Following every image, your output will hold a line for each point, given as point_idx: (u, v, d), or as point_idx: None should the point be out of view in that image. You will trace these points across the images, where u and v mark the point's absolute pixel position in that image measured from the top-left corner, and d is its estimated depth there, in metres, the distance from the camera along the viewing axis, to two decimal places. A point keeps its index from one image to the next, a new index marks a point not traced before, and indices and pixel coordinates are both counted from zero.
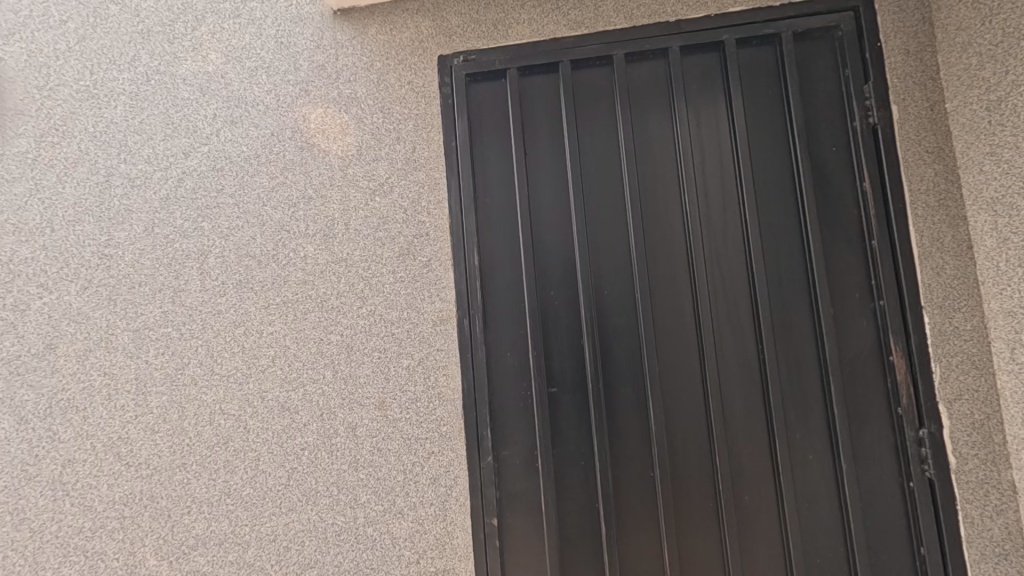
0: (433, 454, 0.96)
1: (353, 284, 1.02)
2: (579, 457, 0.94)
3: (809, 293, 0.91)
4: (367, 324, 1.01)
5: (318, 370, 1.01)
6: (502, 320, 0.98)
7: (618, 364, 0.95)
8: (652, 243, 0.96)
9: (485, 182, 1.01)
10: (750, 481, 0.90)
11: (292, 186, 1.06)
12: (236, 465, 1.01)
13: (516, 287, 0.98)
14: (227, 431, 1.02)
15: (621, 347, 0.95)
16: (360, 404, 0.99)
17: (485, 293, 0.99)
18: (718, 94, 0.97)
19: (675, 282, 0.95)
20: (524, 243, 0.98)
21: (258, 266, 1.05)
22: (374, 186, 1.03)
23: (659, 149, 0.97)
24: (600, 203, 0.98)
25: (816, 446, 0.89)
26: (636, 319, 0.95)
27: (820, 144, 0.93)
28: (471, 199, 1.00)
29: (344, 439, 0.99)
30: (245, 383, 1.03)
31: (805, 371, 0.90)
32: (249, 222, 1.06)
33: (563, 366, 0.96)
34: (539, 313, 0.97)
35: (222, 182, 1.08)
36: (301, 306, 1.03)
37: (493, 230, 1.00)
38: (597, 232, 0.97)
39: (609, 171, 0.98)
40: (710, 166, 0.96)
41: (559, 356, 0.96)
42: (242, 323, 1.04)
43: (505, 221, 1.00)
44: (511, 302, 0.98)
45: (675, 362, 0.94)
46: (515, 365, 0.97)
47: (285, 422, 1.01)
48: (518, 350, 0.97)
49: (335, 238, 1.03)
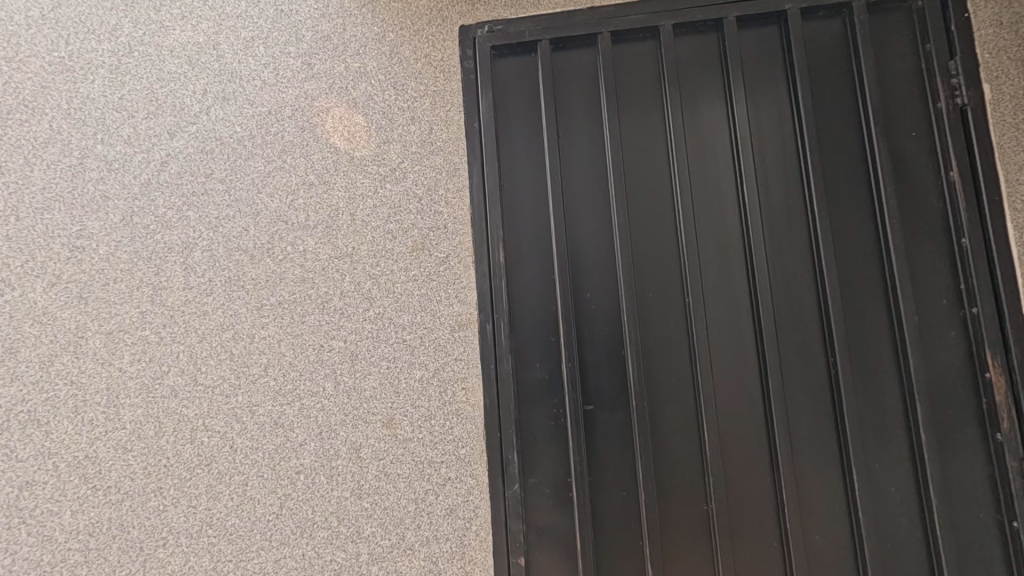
0: (449, 481, 0.83)
1: (359, 282, 0.89)
2: (618, 485, 0.82)
3: (888, 299, 0.79)
4: (375, 329, 0.88)
5: (316, 382, 0.88)
6: (530, 326, 0.86)
7: (665, 378, 0.82)
8: (703, 238, 0.84)
9: (511, 169, 0.89)
10: (819, 517, 0.78)
11: (291, 171, 0.93)
12: (220, 490, 0.88)
13: (546, 288, 0.86)
14: (211, 451, 0.89)
15: (668, 359, 0.83)
16: (365, 421, 0.86)
17: (512, 295, 0.87)
18: (779, 72, 0.85)
19: (730, 284, 0.83)
20: (556, 239, 0.85)
21: (250, 262, 0.92)
22: (384, 172, 0.91)
23: (711, 133, 0.85)
24: (644, 193, 0.86)
25: (897, 476, 0.77)
26: (684, 325, 0.83)
27: (897, 124, 0.82)
28: (495, 188, 0.88)
29: (346, 462, 0.86)
30: (233, 396, 0.90)
31: (884, 389, 0.78)
32: (241, 212, 0.93)
33: (601, 380, 0.83)
34: (574, 318, 0.84)
35: (211, 166, 0.95)
36: (298, 307, 0.90)
37: (521, 223, 0.88)
38: (639, 226, 0.85)
39: (654, 156, 0.86)
40: (770, 153, 0.84)
41: (596, 368, 0.83)
42: (231, 326, 0.91)
43: (535, 213, 0.88)
44: (541, 305, 0.86)
45: (731, 378, 0.81)
46: (546, 377, 0.85)
47: (278, 442, 0.87)
48: (549, 360, 0.85)
49: (339, 230, 0.91)
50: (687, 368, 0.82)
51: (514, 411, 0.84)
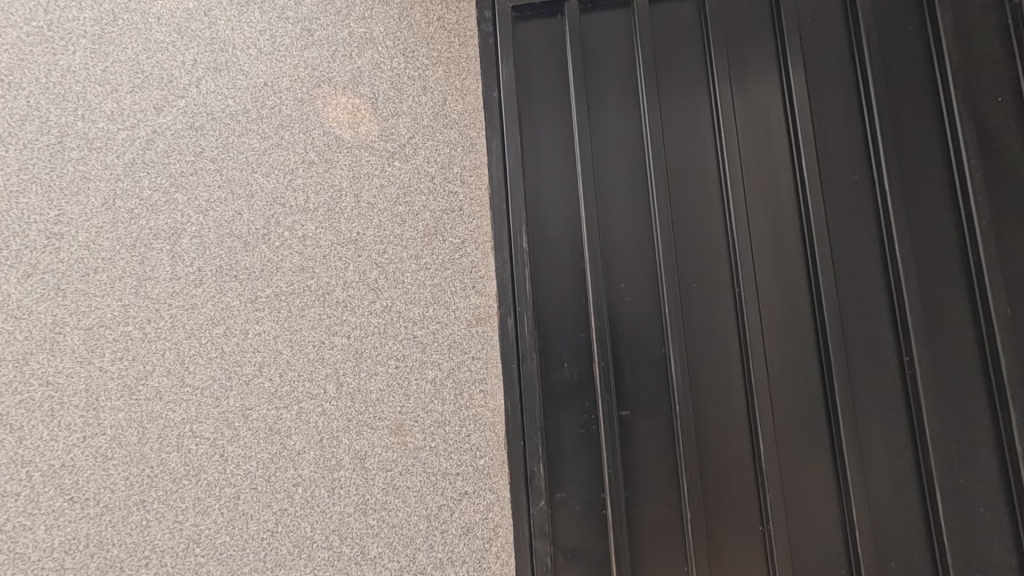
0: (466, 496, 0.74)
1: (364, 272, 0.80)
2: (658, 501, 0.72)
3: (972, 291, 0.69)
4: (382, 324, 0.78)
5: (316, 384, 0.78)
6: (557, 323, 0.76)
7: (712, 382, 0.72)
8: (756, 224, 0.73)
9: (535, 146, 0.79)
10: (897, 543, 0.67)
11: (289, 148, 0.84)
12: (209, 504, 0.78)
13: (576, 280, 0.76)
14: (200, 460, 0.79)
15: (715, 361, 0.73)
16: (371, 427, 0.76)
17: (536, 288, 0.77)
18: (842, 35, 0.75)
19: (788, 276, 0.72)
20: (587, 225, 0.76)
21: (243, 249, 0.82)
22: (392, 148, 0.81)
23: (763, 104, 0.75)
24: (686, 174, 0.76)
25: (990, 498, 0.66)
26: (735, 323, 0.73)
27: (988, 92, 0.70)
28: (517, 168, 0.78)
29: (349, 473, 0.76)
30: (224, 398, 0.80)
31: (970, 395, 0.68)
32: (234, 193, 0.84)
33: (638, 384, 0.74)
34: (607, 315, 0.74)
35: (201, 144, 0.86)
36: (296, 300, 0.81)
37: (547, 207, 0.78)
38: (681, 211, 0.75)
39: (697, 132, 0.76)
40: (831, 127, 0.74)
41: (634, 370, 0.74)
42: (222, 321, 0.82)
43: (562, 196, 0.78)
44: (569, 299, 0.76)
45: (789, 383, 0.71)
46: (576, 380, 0.75)
47: (274, 450, 0.78)
48: (579, 361, 0.75)
49: (341, 213, 0.81)
50: (738, 370, 0.72)
51: (539, 417, 0.74)
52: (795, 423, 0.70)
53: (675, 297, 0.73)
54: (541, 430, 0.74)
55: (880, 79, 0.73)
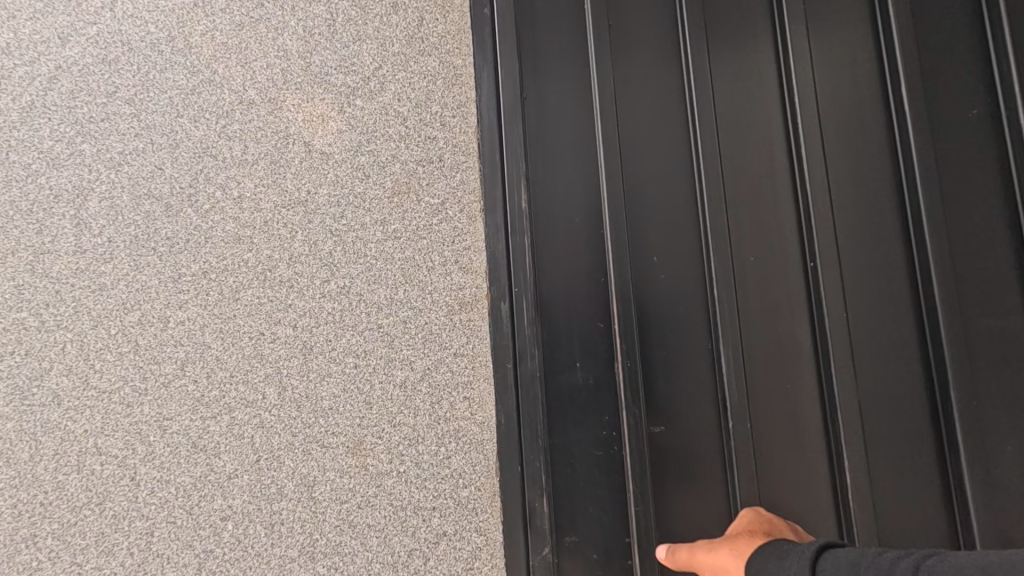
0: (444, 538, 0.56)
1: (316, 242, 0.61)
2: (701, 537, 0.56)
3: None
4: (338, 311, 0.60)
5: (252, 388, 0.60)
6: (567, 311, 0.58)
7: (776, 387, 0.58)
8: (821, 193, 0.61)
9: (540, 83, 0.61)
10: None
11: (223, 85, 0.65)
12: (116, 542, 0.60)
13: (594, 259, 0.59)
14: (105, 485, 0.61)
15: (778, 361, 0.59)
16: (321, 444, 0.58)
17: (538, 267, 0.59)
18: None
19: (858, 256, 0.61)
20: (615, 190, 0.60)
21: (164, 214, 0.64)
22: (354, 83, 0.63)
23: (826, 50, 0.63)
24: (738, 131, 0.62)
25: None
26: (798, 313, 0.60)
27: None
28: (518, 112, 0.60)
29: (293, 505, 0.58)
30: (137, 405, 0.62)
31: None
32: (154, 143, 0.66)
33: (681, 390, 0.58)
34: (641, 303, 0.59)
35: (116, 81, 0.67)
36: (230, 279, 0.63)
37: (556, 163, 0.60)
38: (733, 176, 0.61)
39: (748, 81, 0.63)
40: (910, 78, 0.62)
41: (671, 372, 0.58)
42: (136, 306, 0.64)
43: (574, 150, 0.60)
44: (584, 283, 0.59)
45: (868, 386, 0.59)
46: (592, 382, 0.57)
47: (198, 473, 0.60)
48: (597, 359, 0.58)
49: (288, 167, 0.63)
50: (804, 372, 0.59)
51: (543, 435, 0.57)
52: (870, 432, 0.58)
53: (728, 281, 0.59)
54: (545, 444, 0.56)
55: (947, 31, 0.63)
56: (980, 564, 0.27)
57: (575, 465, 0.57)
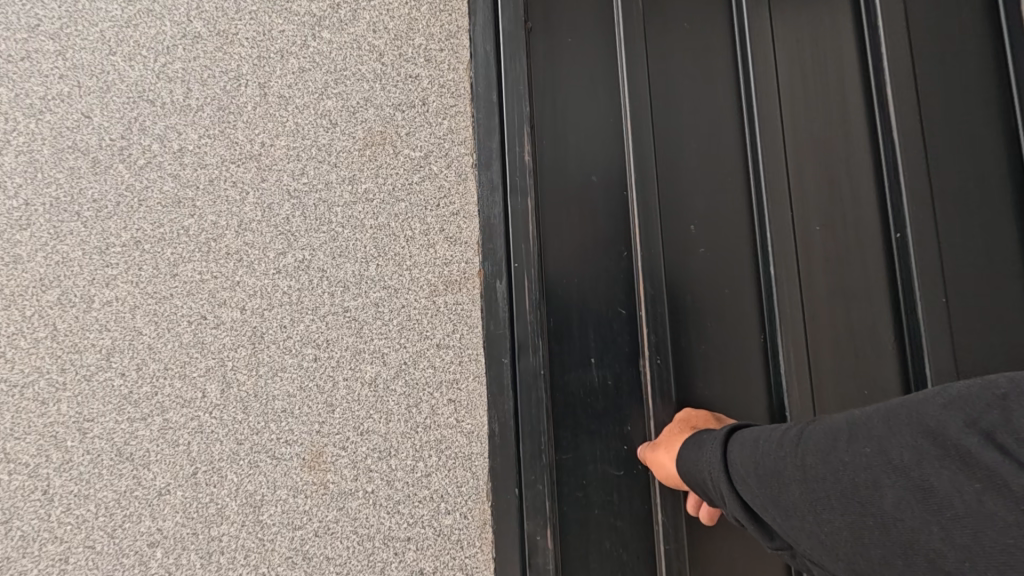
0: None
1: (270, 206, 0.50)
2: (740, 572, 0.47)
3: None
4: (296, 290, 0.49)
5: (191, 385, 0.49)
6: (583, 298, 0.48)
7: (840, 384, 0.48)
8: (916, 146, 0.48)
9: (547, 20, 0.50)
10: None
11: (163, 15, 0.54)
12: (23, 571, 0.49)
13: (616, 235, 0.49)
14: (11, 501, 0.50)
15: (847, 358, 0.49)
16: (271, 456, 0.47)
17: (546, 244, 0.48)
18: None
19: (963, 226, 0.48)
20: (646, 149, 0.49)
21: (91, 171, 0.53)
22: (321, 12, 0.51)
23: None
24: (797, 78, 0.51)
25: None
26: (875, 298, 0.49)
27: None
28: (519, 54, 0.49)
29: (237, 531, 0.47)
30: (52, 403, 0.51)
31: None
32: (81, 86, 0.54)
33: (725, 394, 0.48)
34: (676, 289, 0.49)
35: (38, 12, 0.56)
36: (166, 250, 0.51)
37: (569, 119, 0.50)
38: (792, 134, 0.50)
39: (813, 15, 0.51)
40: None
41: (707, 368, 0.48)
42: (56, 283, 0.52)
43: (589, 103, 0.50)
44: (603, 264, 0.49)
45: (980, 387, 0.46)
46: (610, 385, 0.48)
47: (122, 488, 0.49)
48: (618, 357, 0.48)
49: (239, 114, 0.51)
50: (884, 367, 0.49)
51: (545, 449, 0.46)
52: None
53: (787, 261, 0.49)
54: (552, 463, 0.46)
55: None
56: (846, 422, 0.30)
57: (588, 487, 0.47)
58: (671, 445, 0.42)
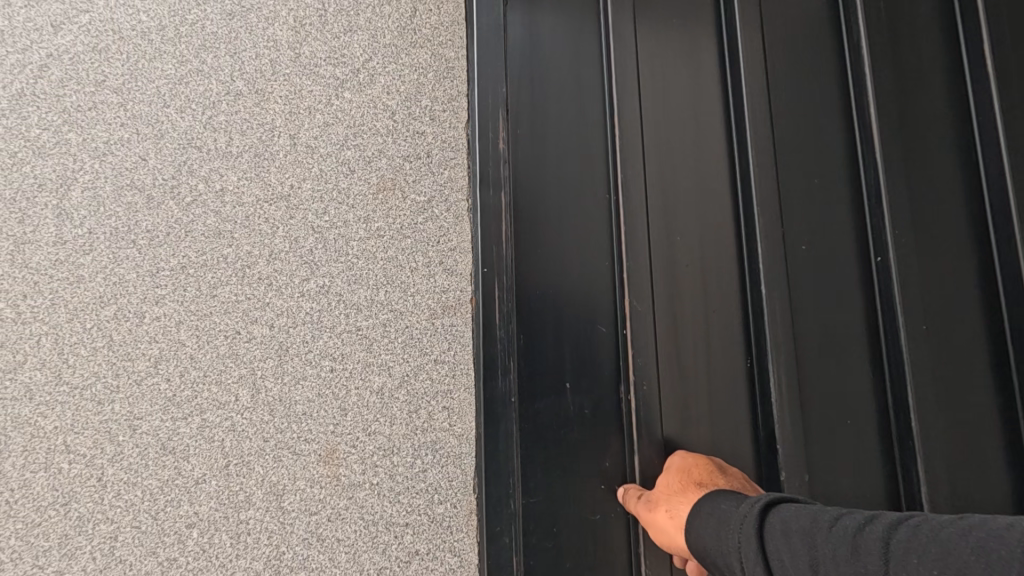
0: (416, 558, 0.54)
1: (296, 239, 0.59)
2: None
3: None
4: (316, 311, 0.58)
5: (226, 390, 0.58)
6: (561, 315, 0.55)
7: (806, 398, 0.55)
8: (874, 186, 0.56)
9: (543, 69, 0.57)
10: None
11: (210, 76, 0.63)
12: (78, 546, 0.57)
13: (599, 259, 0.56)
14: (70, 486, 0.58)
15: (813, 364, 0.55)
16: (292, 452, 0.56)
17: (532, 266, 0.55)
18: None
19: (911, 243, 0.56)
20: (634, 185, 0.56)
21: (146, 206, 0.63)
22: (343, 75, 0.61)
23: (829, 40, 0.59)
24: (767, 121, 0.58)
25: None
26: (845, 325, 0.57)
27: None
28: (521, 101, 0.57)
29: (260, 516, 0.55)
30: (107, 403, 0.60)
31: None
32: (139, 133, 0.64)
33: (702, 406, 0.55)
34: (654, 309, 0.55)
35: (105, 70, 0.66)
36: (208, 274, 0.60)
37: (562, 156, 0.57)
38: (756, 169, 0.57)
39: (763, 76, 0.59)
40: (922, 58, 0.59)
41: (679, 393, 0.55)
42: (113, 299, 0.62)
43: (580, 143, 0.57)
44: (584, 284, 0.56)
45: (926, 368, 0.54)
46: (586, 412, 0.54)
47: (165, 477, 0.58)
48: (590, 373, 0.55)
49: (271, 160, 0.61)
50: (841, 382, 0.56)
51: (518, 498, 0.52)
52: (944, 461, 0.53)
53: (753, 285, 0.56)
54: (521, 507, 0.52)
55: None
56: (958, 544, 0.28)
57: (558, 533, 0.53)
58: (677, 511, 0.46)
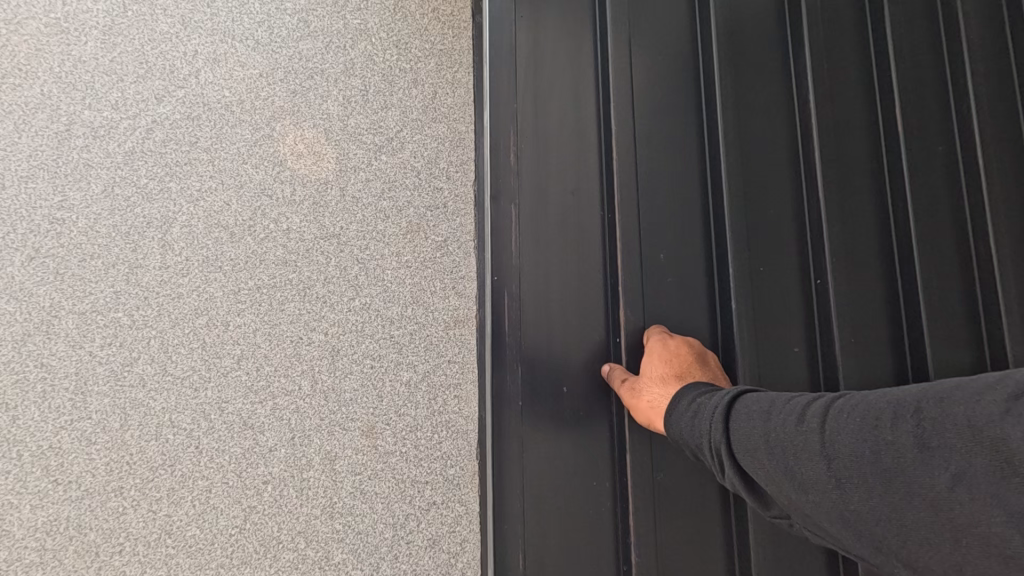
0: (433, 506, 0.72)
1: (345, 268, 0.78)
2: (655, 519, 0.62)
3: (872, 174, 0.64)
4: (360, 322, 0.77)
5: (291, 381, 0.77)
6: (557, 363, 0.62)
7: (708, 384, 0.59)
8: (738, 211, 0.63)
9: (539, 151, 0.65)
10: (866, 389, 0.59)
11: (279, 140, 0.82)
12: (182, 496, 0.75)
13: (588, 306, 0.63)
14: (175, 451, 0.76)
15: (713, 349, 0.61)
16: (343, 427, 0.75)
17: (551, 298, 0.63)
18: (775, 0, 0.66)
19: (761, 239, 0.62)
20: (628, 213, 0.63)
21: (230, 240, 0.81)
22: (380, 142, 0.79)
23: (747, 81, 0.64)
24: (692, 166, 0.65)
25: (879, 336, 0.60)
26: (795, 335, 0.61)
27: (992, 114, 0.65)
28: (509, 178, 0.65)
29: (319, 475, 0.74)
30: (202, 389, 0.78)
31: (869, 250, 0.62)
32: (224, 184, 0.82)
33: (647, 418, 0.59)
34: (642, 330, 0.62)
35: (196, 133, 0.84)
36: (278, 293, 0.79)
37: (550, 209, 0.64)
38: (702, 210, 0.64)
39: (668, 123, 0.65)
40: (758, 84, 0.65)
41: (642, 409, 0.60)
42: (205, 310, 0.80)
43: (564, 208, 0.65)
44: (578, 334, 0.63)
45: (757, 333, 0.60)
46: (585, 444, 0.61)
47: (247, 446, 0.76)
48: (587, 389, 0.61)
49: (326, 206, 0.79)
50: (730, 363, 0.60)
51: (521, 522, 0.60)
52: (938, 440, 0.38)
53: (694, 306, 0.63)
54: None
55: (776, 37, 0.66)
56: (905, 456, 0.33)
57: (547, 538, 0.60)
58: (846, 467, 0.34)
